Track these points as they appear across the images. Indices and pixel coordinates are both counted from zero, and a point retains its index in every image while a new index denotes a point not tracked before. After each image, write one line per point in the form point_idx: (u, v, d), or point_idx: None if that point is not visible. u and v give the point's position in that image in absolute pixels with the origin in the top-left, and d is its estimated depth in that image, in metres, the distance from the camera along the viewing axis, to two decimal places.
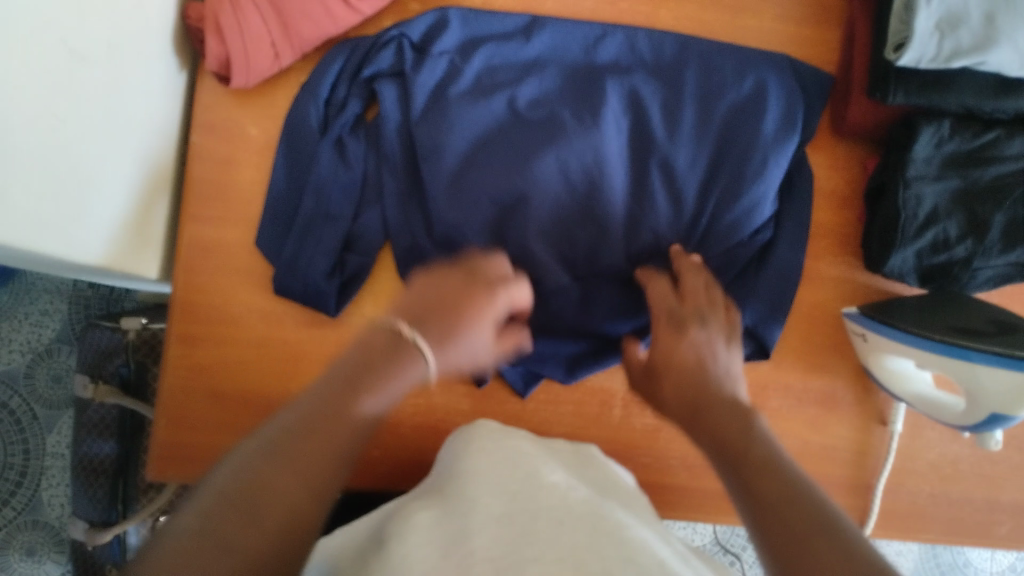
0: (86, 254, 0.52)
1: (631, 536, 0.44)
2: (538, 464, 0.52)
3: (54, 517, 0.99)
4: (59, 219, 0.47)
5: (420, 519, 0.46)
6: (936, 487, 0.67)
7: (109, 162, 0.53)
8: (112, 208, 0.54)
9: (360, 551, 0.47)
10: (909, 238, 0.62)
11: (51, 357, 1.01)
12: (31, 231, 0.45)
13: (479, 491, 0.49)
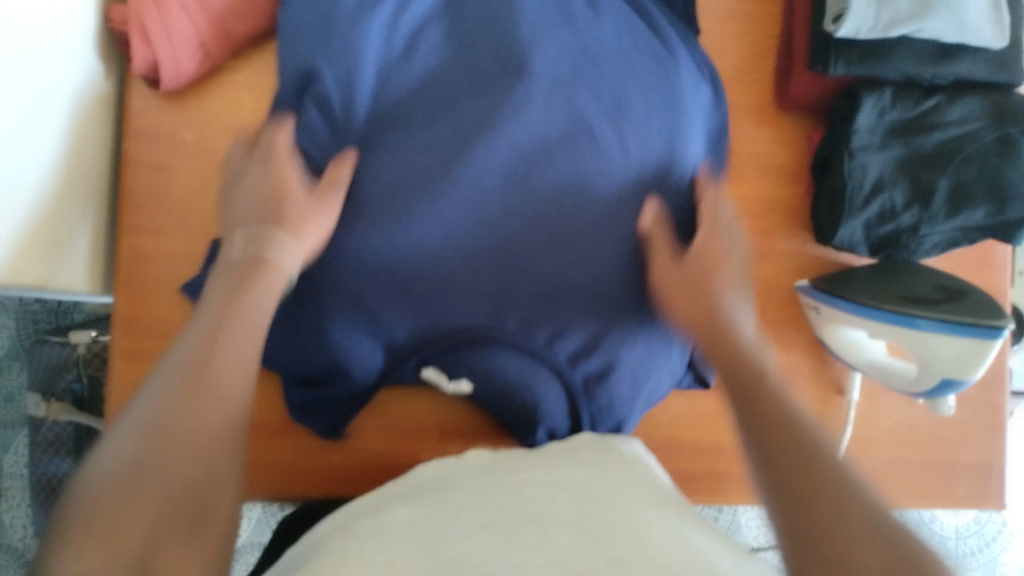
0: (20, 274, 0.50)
1: (623, 526, 0.43)
2: (517, 470, 0.52)
3: (18, 539, 1.08)
4: None
5: (392, 526, 0.46)
6: (896, 453, 0.68)
7: (34, 173, 0.50)
8: (40, 221, 0.51)
9: (328, 551, 0.46)
10: (857, 208, 0.62)
11: (3, 375, 1.08)
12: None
13: (465, 496, 0.49)
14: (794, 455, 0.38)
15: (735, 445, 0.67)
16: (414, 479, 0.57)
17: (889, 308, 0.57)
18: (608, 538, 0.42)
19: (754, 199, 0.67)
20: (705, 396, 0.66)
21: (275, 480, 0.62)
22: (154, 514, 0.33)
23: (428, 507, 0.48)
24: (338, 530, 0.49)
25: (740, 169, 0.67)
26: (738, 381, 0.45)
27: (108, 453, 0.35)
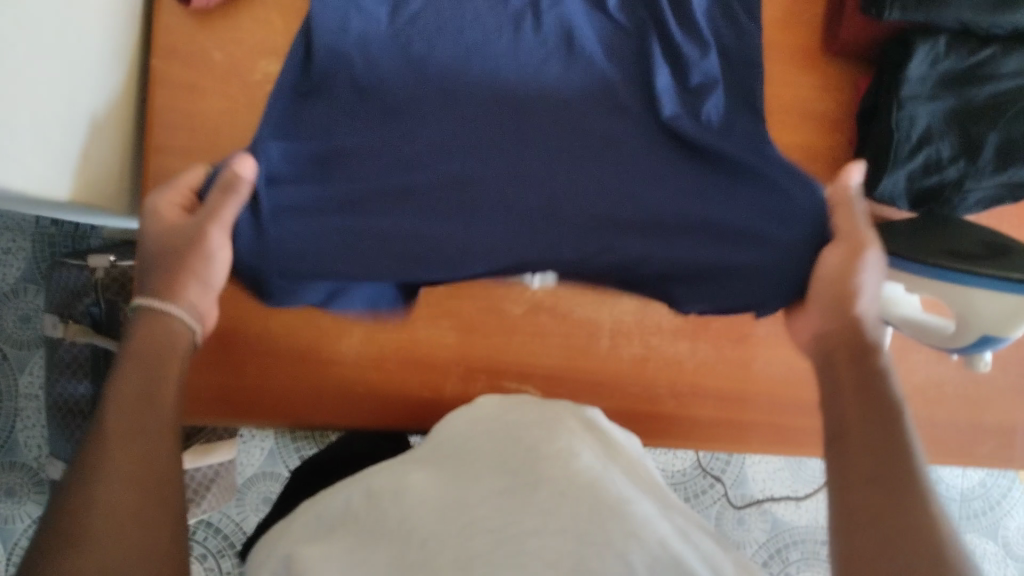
0: (47, 189, 0.48)
1: (633, 507, 0.44)
2: (534, 430, 0.53)
3: (31, 458, 1.08)
4: (14, 146, 0.44)
5: (418, 493, 0.47)
6: (920, 410, 0.67)
7: (62, 88, 0.49)
8: (70, 137, 0.50)
9: (355, 519, 0.47)
10: (902, 160, 0.60)
11: (20, 296, 1.08)
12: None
13: (478, 466, 0.50)
14: (881, 462, 0.43)
15: (759, 395, 0.66)
16: (437, 438, 0.58)
17: (921, 259, 0.56)
18: (619, 516, 0.43)
19: (794, 146, 0.65)
20: (732, 345, 0.65)
21: (278, 405, 0.62)
22: (113, 528, 0.38)
23: (450, 474, 0.49)
24: (360, 485, 0.50)
25: (782, 116, 0.65)
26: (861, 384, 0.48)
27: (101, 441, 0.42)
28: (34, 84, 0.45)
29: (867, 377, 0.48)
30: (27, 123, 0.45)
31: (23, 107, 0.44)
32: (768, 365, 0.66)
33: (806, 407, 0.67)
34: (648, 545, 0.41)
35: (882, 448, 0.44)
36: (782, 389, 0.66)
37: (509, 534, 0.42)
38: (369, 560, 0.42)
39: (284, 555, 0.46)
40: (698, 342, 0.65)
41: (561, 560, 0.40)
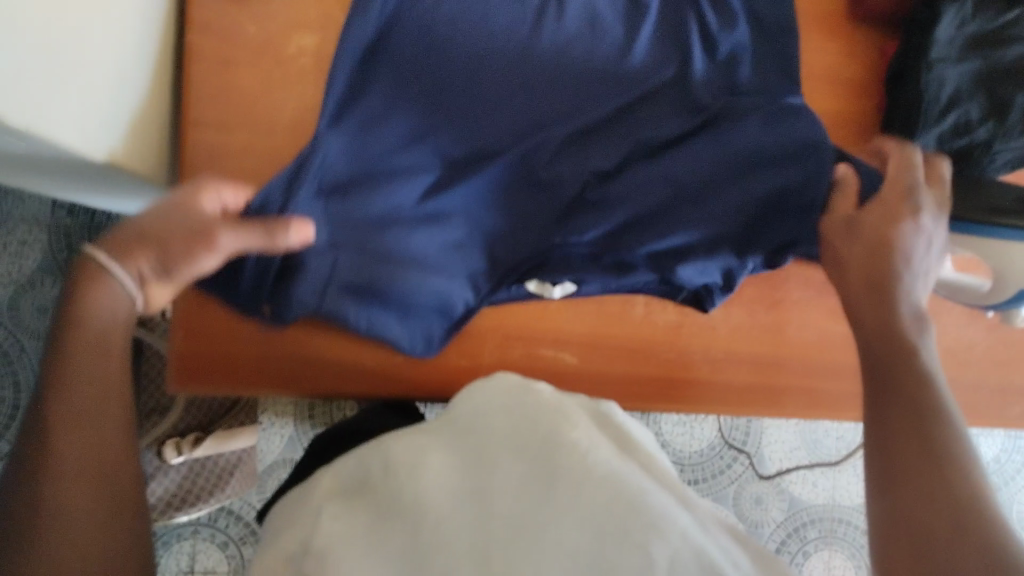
0: (95, 150, 0.48)
1: (652, 500, 0.41)
2: (554, 416, 0.49)
3: None
4: (63, 106, 0.43)
5: (435, 477, 0.45)
6: (952, 372, 0.68)
7: (109, 51, 0.48)
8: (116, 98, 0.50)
9: (372, 493, 0.47)
10: (932, 120, 0.60)
11: (35, 288, 1.05)
12: (41, 116, 0.41)
13: (493, 446, 0.47)
14: (915, 409, 0.43)
15: (793, 359, 0.67)
16: (452, 413, 0.54)
17: (959, 215, 0.56)
18: (639, 508, 0.40)
19: (824, 112, 0.66)
20: (765, 310, 0.66)
21: (311, 380, 0.61)
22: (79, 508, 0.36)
23: (466, 458, 0.47)
24: (378, 454, 0.49)
25: (812, 82, 0.66)
26: (886, 326, 0.48)
27: (40, 459, 0.36)
28: (82, 44, 0.45)
29: (892, 329, 0.48)
30: (77, 84, 0.44)
31: (75, 61, 0.44)
32: (801, 330, 0.66)
33: (838, 370, 0.68)
34: (670, 542, 0.39)
35: (911, 414, 0.43)
36: (815, 353, 0.67)
37: (524, 526, 0.40)
38: (385, 541, 0.41)
39: (314, 509, 0.47)
40: (731, 307, 0.66)
41: (580, 555, 0.38)
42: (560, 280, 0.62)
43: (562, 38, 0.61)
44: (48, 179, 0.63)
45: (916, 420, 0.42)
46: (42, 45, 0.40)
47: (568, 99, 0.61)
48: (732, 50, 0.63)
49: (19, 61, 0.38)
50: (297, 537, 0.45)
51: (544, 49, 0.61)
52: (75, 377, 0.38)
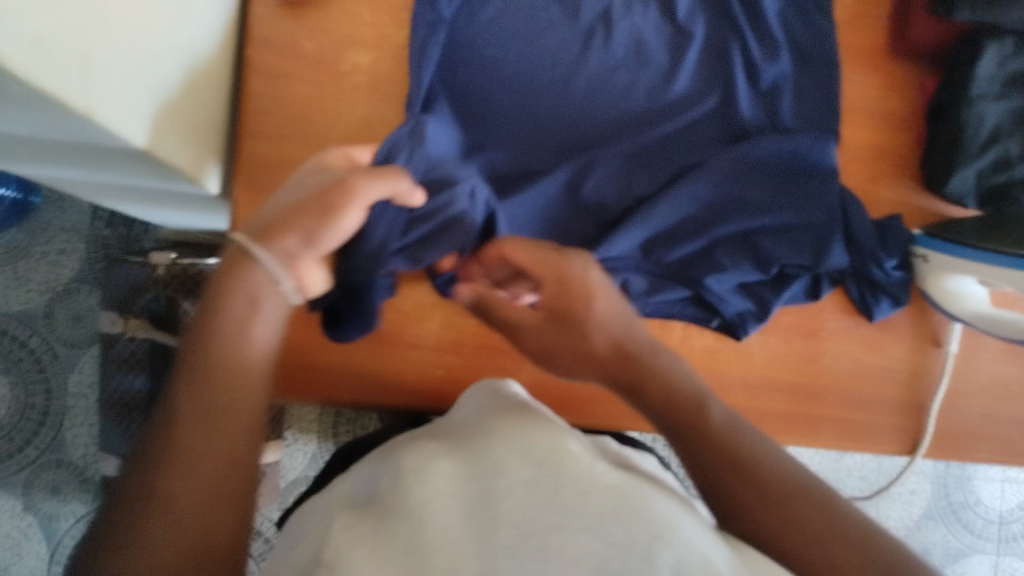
0: (173, 162, 0.49)
1: (660, 505, 0.40)
2: (554, 426, 0.49)
3: (77, 457, 1.05)
4: (155, 120, 0.44)
5: (441, 482, 0.42)
6: (987, 408, 0.68)
7: (187, 65, 0.49)
8: (195, 113, 0.52)
9: (377, 501, 0.44)
10: (972, 157, 0.62)
11: (71, 297, 1.07)
12: (145, 127, 0.43)
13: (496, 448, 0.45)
14: (728, 486, 0.43)
15: (829, 390, 0.66)
16: (454, 429, 0.53)
17: (988, 243, 0.58)
18: (651, 516, 0.39)
19: (863, 145, 0.67)
20: (801, 340, 0.66)
21: (352, 387, 0.62)
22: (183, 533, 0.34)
23: (471, 458, 0.44)
24: (391, 468, 0.47)
25: (852, 115, 0.67)
26: (579, 353, 0.49)
27: (160, 486, 0.34)
28: (169, 59, 0.46)
29: (649, 368, 0.48)
30: (164, 98, 0.45)
31: (168, 74, 0.46)
32: (837, 361, 0.66)
33: (876, 403, 0.67)
34: (682, 546, 0.37)
35: (748, 464, 0.43)
36: (851, 384, 0.67)
37: (536, 532, 0.38)
38: (388, 538, 0.39)
39: (325, 530, 0.45)
40: (768, 335, 0.66)
41: (590, 561, 0.36)
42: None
43: (607, 65, 0.63)
44: (102, 187, 0.64)
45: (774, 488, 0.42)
46: (141, 59, 0.41)
47: (615, 123, 0.63)
48: (775, 82, 0.64)
49: (130, 73, 0.40)
50: (310, 558, 0.43)
51: (590, 76, 0.63)
52: (196, 402, 0.37)
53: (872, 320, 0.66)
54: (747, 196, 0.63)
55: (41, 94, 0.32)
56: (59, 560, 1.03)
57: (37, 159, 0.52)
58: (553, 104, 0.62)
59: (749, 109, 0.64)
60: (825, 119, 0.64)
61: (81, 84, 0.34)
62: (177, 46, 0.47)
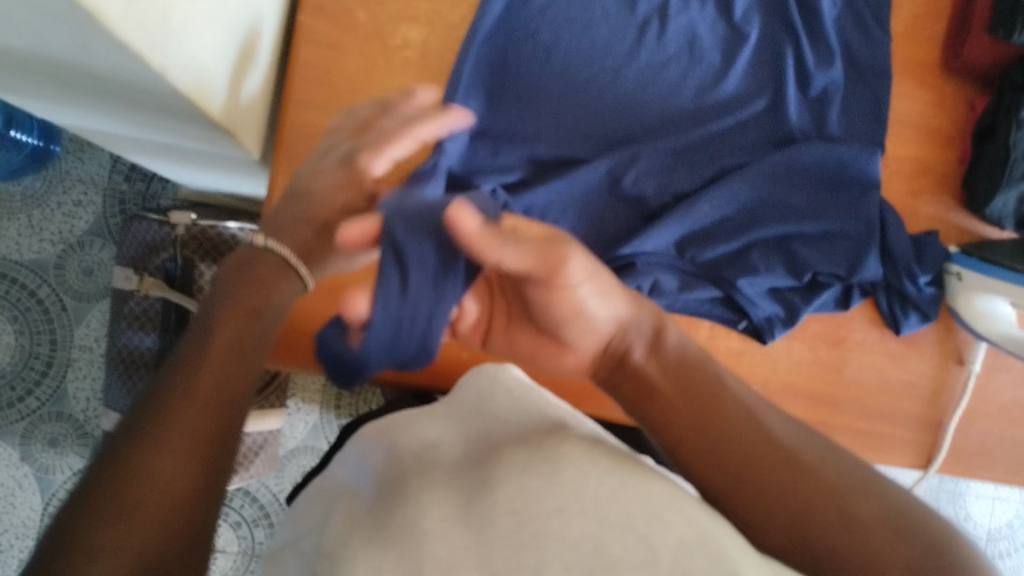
0: (223, 122, 0.48)
1: (654, 484, 0.39)
2: (563, 415, 0.48)
3: (78, 410, 1.04)
4: (214, 78, 0.44)
5: (438, 465, 0.43)
6: (1004, 430, 0.68)
7: (247, 26, 0.49)
8: (248, 80, 0.51)
9: (375, 483, 0.44)
10: (1015, 179, 0.62)
11: (84, 250, 1.06)
12: (205, 86, 0.42)
13: (497, 441, 0.44)
14: (779, 484, 0.38)
15: (850, 400, 0.66)
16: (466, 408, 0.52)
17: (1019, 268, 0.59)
18: (647, 498, 0.37)
19: (905, 159, 0.66)
20: (827, 348, 0.66)
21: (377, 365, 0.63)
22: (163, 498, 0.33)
23: (467, 458, 0.43)
24: (388, 454, 0.47)
25: (898, 128, 0.66)
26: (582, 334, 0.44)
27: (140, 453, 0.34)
28: (234, 17, 0.45)
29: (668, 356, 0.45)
30: (225, 56, 0.45)
31: (230, 33, 0.45)
32: (861, 371, 0.66)
33: (894, 416, 0.67)
34: (675, 530, 0.35)
35: (789, 487, 0.38)
36: (872, 396, 0.67)
37: (532, 518, 0.36)
38: (382, 534, 0.38)
39: (326, 511, 0.45)
40: (795, 341, 0.65)
41: (586, 547, 0.34)
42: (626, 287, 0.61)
43: (658, 58, 0.63)
44: (139, 143, 0.64)
45: (820, 507, 0.37)
46: (212, 17, 0.41)
47: (664, 117, 0.63)
48: (824, 88, 0.64)
49: (200, 29, 0.39)
50: (311, 540, 0.43)
51: (641, 69, 0.62)
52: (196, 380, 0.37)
53: (899, 334, 0.66)
54: (785, 202, 0.63)
55: (127, 49, 0.32)
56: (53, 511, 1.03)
57: (84, 109, 0.52)
58: (602, 95, 0.62)
59: (797, 114, 0.64)
60: (871, 130, 0.63)
61: (162, 42, 0.34)
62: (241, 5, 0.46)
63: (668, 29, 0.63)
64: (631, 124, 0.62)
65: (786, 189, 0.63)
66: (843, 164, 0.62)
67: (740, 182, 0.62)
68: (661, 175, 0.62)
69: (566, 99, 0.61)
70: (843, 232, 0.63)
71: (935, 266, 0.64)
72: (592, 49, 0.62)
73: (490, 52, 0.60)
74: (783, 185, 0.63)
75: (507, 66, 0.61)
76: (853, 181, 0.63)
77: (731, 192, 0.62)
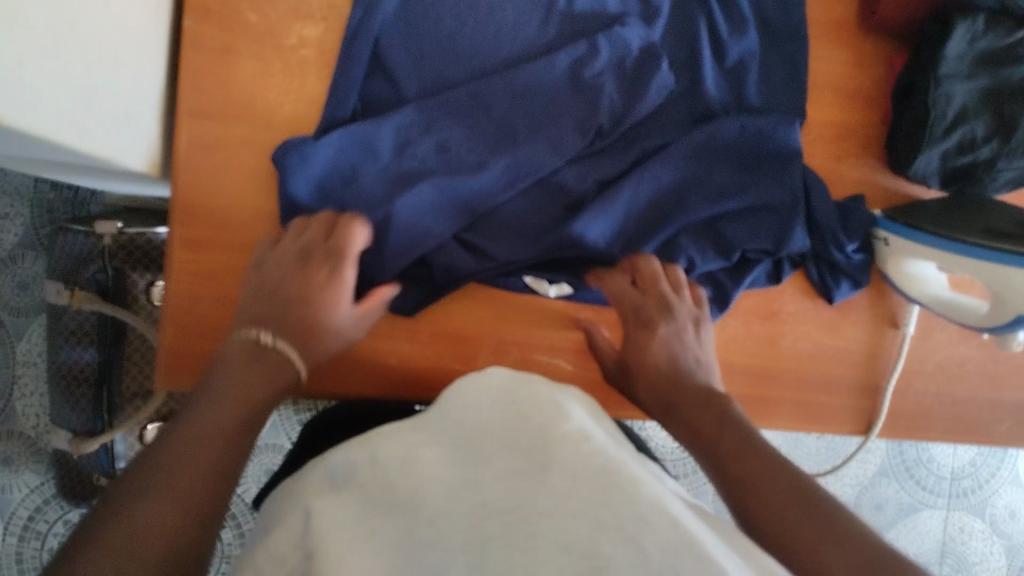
0: (88, 145, 0.47)
1: (650, 498, 0.36)
2: (547, 410, 0.43)
3: (29, 427, 0.98)
4: (58, 101, 0.42)
5: (425, 469, 0.39)
6: (942, 388, 0.68)
7: (111, 43, 0.47)
8: (133, 99, 0.52)
9: (359, 487, 0.40)
10: (937, 137, 0.60)
11: (13, 264, 0.98)
12: (40, 113, 0.40)
13: (483, 512, 0.35)
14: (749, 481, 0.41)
15: (786, 372, 0.65)
16: (441, 405, 0.49)
17: (943, 233, 0.58)
18: (635, 501, 0.35)
19: (829, 123, 0.65)
20: (761, 322, 0.65)
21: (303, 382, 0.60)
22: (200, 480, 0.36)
23: (453, 441, 0.42)
24: (369, 448, 0.43)
25: (819, 92, 0.65)
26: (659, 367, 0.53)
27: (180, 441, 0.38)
28: (82, 36, 0.44)
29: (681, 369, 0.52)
30: (71, 77, 0.43)
31: (79, 53, 0.43)
32: (797, 342, 0.65)
33: (833, 385, 0.67)
34: (661, 528, 0.34)
35: (783, 496, 0.40)
36: (810, 366, 0.66)
37: (519, 518, 0.34)
38: (373, 535, 0.36)
39: (302, 512, 0.40)
40: (729, 319, 0.64)
41: (574, 547, 0.33)
42: (559, 280, 0.60)
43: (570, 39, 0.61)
44: (34, 163, 0.61)
45: (802, 499, 0.39)
46: (37, 40, 0.39)
47: None
48: (740, 59, 0.63)
49: (17, 56, 0.37)
50: (291, 538, 0.39)
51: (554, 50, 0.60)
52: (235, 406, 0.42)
53: (831, 303, 0.65)
54: (716, 184, 0.61)
55: None
56: (13, 531, 0.96)
57: None
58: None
59: (714, 88, 0.62)
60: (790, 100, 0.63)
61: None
62: (95, 22, 0.45)
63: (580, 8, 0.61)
64: (540, 110, 0.59)
65: (709, 170, 0.61)
66: (766, 140, 0.61)
67: (661, 168, 0.60)
68: (580, 162, 0.61)
69: (470, 90, 0.58)
70: (775, 211, 0.62)
71: (862, 233, 0.63)
72: (502, 34, 0.60)
73: (392, 46, 0.58)
74: (708, 166, 0.61)
75: (411, 59, 0.58)
76: (777, 156, 0.62)
77: (653, 176, 0.60)
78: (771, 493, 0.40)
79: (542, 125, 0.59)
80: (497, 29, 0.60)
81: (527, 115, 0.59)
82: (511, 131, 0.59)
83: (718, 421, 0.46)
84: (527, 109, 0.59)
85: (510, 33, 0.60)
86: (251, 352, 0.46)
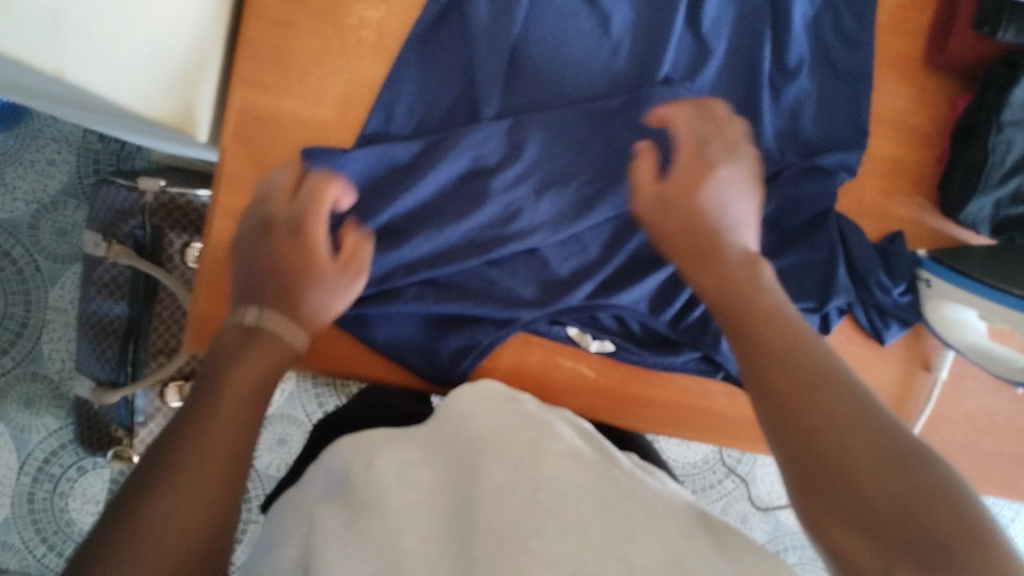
0: (141, 108, 0.47)
1: (644, 519, 0.36)
2: (537, 428, 0.43)
3: (53, 371, 0.99)
4: (117, 62, 0.42)
5: (415, 491, 0.39)
6: (968, 438, 0.67)
7: (175, 8, 0.47)
8: (190, 66, 0.52)
9: (351, 494, 0.40)
10: (992, 185, 0.59)
11: (56, 210, 0.99)
12: (100, 71, 0.41)
13: (474, 523, 0.35)
14: (845, 463, 0.34)
15: None
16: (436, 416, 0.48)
17: (984, 278, 0.57)
18: (629, 521, 0.35)
19: (883, 157, 0.64)
20: None
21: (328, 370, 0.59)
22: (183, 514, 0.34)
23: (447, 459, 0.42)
24: (364, 452, 0.43)
25: (876, 124, 0.64)
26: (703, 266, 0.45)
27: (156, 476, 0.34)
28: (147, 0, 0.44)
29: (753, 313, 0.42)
30: (133, 40, 0.43)
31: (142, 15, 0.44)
32: None
33: None
34: (653, 547, 0.34)
35: (850, 428, 0.35)
36: None
37: (512, 534, 0.34)
38: (359, 541, 0.36)
39: (306, 519, 0.41)
40: None
41: (563, 563, 0.33)
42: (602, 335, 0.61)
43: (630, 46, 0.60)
44: (86, 117, 0.62)
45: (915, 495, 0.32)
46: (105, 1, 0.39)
47: None
48: (800, 83, 0.62)
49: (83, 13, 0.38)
50: (294, 551, 0.40)
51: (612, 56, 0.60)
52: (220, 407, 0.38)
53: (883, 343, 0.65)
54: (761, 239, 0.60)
55: None
56: (27, 472, 0.98)
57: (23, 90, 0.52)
58: (572, 83, 0.59)
59: (770, 111, 0.61)
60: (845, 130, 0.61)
61: (51, 41, 0.36)
62: None
63: (643, 16, 0.60)
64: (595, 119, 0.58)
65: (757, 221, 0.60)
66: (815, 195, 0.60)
67: None
68: None
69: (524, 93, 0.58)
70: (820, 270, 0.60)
71: (907, 275, 0.62)
72: (564, 34, 0.59)
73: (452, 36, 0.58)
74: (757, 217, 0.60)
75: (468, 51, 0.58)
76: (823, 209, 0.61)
77: None
78: (888, 479, 0.32)
79: (597, 137, 0.58)
80: (559, 29, 0.59)
81: (583, 121, 0.58)
82: (568, 140, 0.58)
83: (804, 365, 0.38)
84: (585, 118, 0.58)
85: (570, 35, 0.59)
86: (241, 338, 0.42)
